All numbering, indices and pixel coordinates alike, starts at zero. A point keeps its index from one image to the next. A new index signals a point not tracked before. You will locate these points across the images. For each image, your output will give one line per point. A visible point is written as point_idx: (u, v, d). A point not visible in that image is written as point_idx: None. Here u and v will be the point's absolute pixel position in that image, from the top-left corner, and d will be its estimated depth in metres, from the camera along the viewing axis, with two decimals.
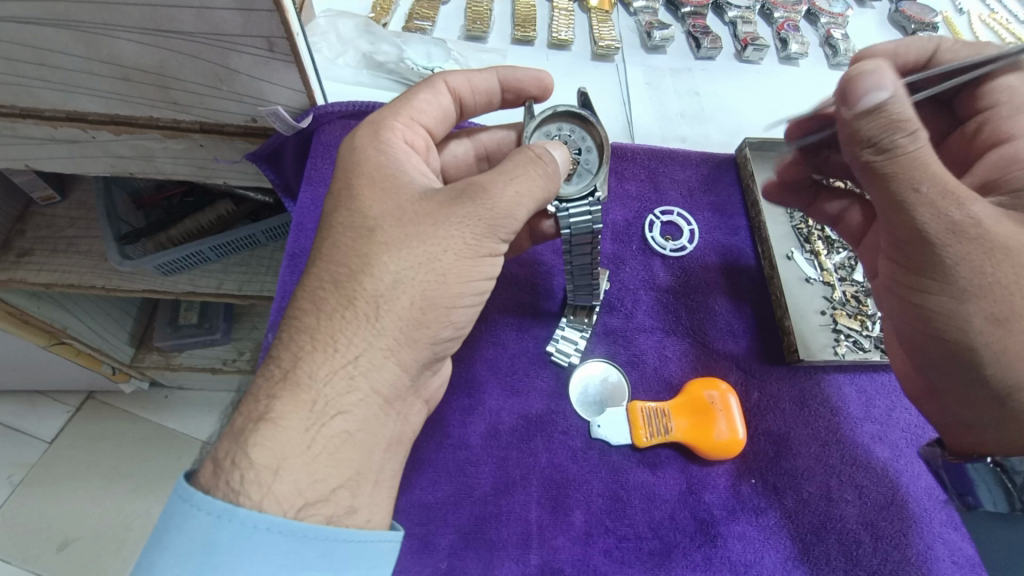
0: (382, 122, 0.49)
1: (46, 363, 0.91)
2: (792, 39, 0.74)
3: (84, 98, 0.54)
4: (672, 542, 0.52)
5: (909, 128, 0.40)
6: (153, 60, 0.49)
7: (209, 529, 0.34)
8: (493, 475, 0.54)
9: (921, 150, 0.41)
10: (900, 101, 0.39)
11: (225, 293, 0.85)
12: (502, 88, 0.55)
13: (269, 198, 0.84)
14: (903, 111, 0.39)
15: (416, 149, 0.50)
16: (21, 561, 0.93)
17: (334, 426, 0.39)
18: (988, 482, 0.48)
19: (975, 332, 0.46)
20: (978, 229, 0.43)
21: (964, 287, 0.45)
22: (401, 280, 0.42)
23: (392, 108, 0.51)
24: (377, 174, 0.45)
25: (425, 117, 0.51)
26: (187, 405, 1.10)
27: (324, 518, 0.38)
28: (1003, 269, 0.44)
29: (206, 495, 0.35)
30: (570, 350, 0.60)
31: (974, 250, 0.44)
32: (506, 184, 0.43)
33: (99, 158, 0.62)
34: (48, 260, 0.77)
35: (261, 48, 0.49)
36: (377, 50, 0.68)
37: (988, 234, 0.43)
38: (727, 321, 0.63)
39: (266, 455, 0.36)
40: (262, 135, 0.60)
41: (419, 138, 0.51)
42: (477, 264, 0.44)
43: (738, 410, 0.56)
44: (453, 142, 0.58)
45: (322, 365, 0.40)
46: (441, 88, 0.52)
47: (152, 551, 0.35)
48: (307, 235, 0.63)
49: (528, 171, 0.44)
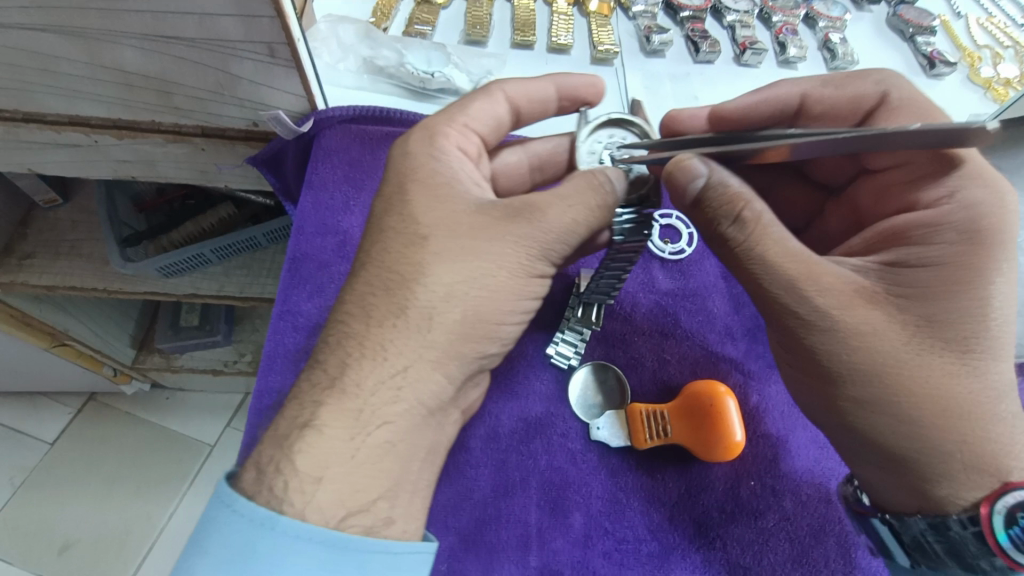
0: (436, 128, 0.48)
1: (48, 366, 0.91)
2: (790, 44, 0.75)
3: (87, 103, 0.54)
4: (670, 545, 0.53)
5: (738, 209, 0.42)
6: (155, 66, 0.49)
7: (249, 535, 0.36)
8: (493, 478, 0.54)
9: (762, 228, 0.42)
10: (711, 186, 0.42)
11: (226, 296, 0.86)
12: (558, 97, 0.54)
13: (270, 201, 0.84)
14: (720, 194, 0.42)
15: (472, 156, 0.49)
16: (23, 562, 0.93)
17: (378, 436, 0.40)
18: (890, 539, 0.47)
19: (846, 415, 0.43)
20: (826, 319, 0.41)
21: (829, 373, 0.43)
22: (410, 272, 0.42)
23: (445, 114, 0.50)
24: (429, 181, 0.45)
25: (479, 123, 0.51)
26: (188, 408, 1.10)
27: (362, 529, 0.39)
28: (866, 354, 0.41)
29: (250, 501, 0.37)
30: (570, 353, 0.60)
31: (832, 340, 0.42)
32: (563, 207, 0.43)
33: (101, 163, 0.63)
34: (50, 264, 0.77)
35: (262, 54, 0.49)
36: (377, 55, 0.68)
37: (842, 323, 0.41)
38: (725, 324, 0.63)
39: (309, 463, 0.38)
40: (263, 140, 0.61)
41: (472, 145, 0.50)
42: (496, 253, 0.42)
43: (736, 413, 0.54)
44: (506, 151, 0.56)
45: (370, 374, 0.40)
46: (497, 95, 0.51)
47: (194, 554, 0.37)
48: (308, 238, 0.63)
49: (587, 189, 0.43)
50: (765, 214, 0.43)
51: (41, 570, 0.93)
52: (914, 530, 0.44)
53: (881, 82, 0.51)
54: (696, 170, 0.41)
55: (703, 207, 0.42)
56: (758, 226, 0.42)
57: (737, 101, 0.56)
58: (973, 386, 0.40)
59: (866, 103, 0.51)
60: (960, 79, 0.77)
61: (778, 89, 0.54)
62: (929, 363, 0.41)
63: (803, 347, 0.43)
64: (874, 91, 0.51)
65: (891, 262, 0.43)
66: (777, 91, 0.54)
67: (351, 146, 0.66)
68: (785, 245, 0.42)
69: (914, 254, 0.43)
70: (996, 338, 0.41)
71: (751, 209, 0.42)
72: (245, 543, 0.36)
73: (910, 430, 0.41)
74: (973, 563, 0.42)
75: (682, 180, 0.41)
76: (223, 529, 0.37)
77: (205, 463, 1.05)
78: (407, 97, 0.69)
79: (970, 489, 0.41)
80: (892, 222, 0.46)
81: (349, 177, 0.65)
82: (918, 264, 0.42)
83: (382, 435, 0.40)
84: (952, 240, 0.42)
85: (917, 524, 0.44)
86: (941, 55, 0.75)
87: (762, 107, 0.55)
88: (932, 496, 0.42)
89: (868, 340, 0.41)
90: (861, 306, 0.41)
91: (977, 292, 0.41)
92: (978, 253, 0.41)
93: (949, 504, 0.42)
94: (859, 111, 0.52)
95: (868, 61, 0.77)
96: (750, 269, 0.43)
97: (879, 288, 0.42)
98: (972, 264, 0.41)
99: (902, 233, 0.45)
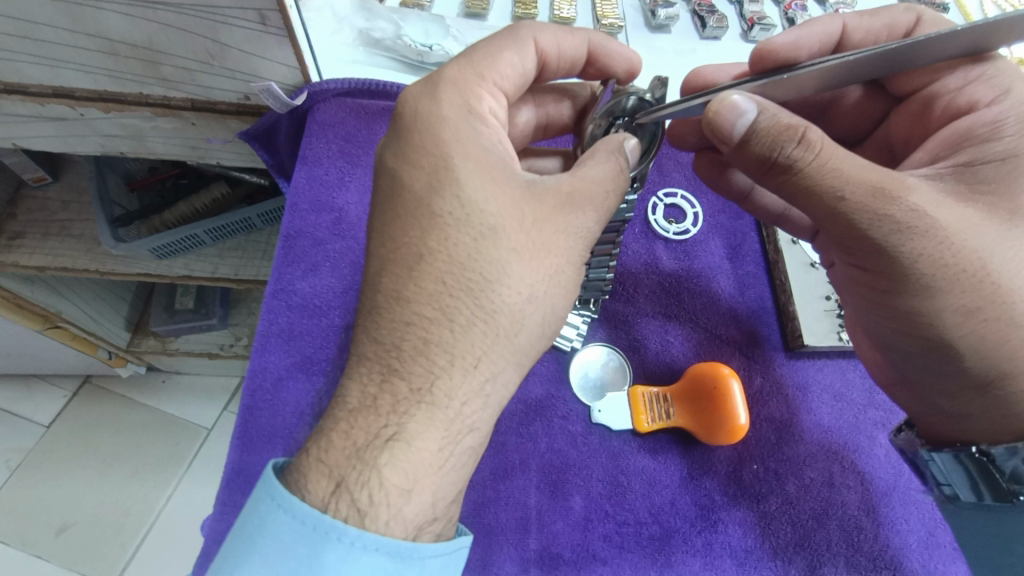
0: (468, 86, 0.44)
1: (41, 347, 0.90)
2: (800, 19, 0.72)
3: (71, 73, 0.52)
4: (672, 528, 0.52)
5: (795, 138, 0.39)
6: (141, 33, 0.47)
7: (302, 540, 0.33)
8: (493, 460, 0.53)
9: (823, 152, 0.39)
10: (766, 114, 0.39)
11: (220, 278, 0.84)
12: (588, 59, 0.52)
13: (264, 180, 0.82)
14: (779, 121, 0.39)
15: (501, 117, 0.46)
16: (20, 545, 0.93)
17: (465, 444, 0.37)
18: (963, 472, 0.47)
19: (946, 327, 0.42)
20: (923, 221, 0.39)
21: (929, 283, 0.41)
22: (408, 246, 0.39)
23: (472, 67, 0.45)
24: (469, 147, 0.41)
25: (509, 82, 0.47)
26: (184, 391, 1.09)
27: (434, 536, 0.37)
28: (961, 259, 0.40)
29: (304, 503, 0.34)
30: (573, 334, 0.58)
31: (928, 245, 0.40)
32: (594, 182, 0.42)
33: (88, 137, 0.60)
34: (40, 244, 0.75)
35: (253, 22, 0.47)
36: (373, 27, 0.65)
37: (937, 223, 0.39)
38: (729, 305, 0.62)
39: (401, 476, 0.35)
40: (255, 114, 0.59)
41: (503, 107, 0.47)
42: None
43: (740, 395, 0.53)
44: (521, 110, 0.55)
45: (462, 384, 0.37)
46: (530, 52, 0.48)
47: (240, 554, 0.34)
48: (302, 215, 0.61)
49: (614, 164, 0.43)
50: (827, 136, 0.40)
51: (39, 552, 0.93)
52: (1005, 464, 0.44)
53: (909, 11, 0.54)
54: (742, 104, 0.39)
55: (755, 143, 0.40)
56: (825, 147, 0.39)
57: (783, 37, 0.52)
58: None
59: (902, 28, 0.54)
60: None
61: (819, 22, 0.53)
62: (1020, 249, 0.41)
63: (893, 261, 0.41)
64: (907, 18, 0.54)
65: (964, 163, 0.43)
66: (823, 24, 0.53)
67: (346, 119, 0.64)
68: (855, 160, 0.40)
69: (985, 152, 0.43)
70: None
71: (813, 131, 0.39)
72: (299, 549, 0.33)
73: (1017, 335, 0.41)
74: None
75: (729, 118, 0.38)
76: (270, 527, 0.33)
77: (203, 446, 1.04)
78: (403, 71, 0.67)
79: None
80: (956, 126, 0.46)
81: (344, 152, 0.64)
82: (993, 159, 0.43)
83: None
84: (1019, 134, 0.43)
85: (1008, 457, 0.43)
86: None
87: (806, 40, 0.52)
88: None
89: (964, 237, 0.40)
90: (952, 203, 0.41)
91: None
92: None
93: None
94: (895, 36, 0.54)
95: None
96: (824, 196, 0.40)
97: (958, 189, 0.42)
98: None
99: (969, 134, 0.45)
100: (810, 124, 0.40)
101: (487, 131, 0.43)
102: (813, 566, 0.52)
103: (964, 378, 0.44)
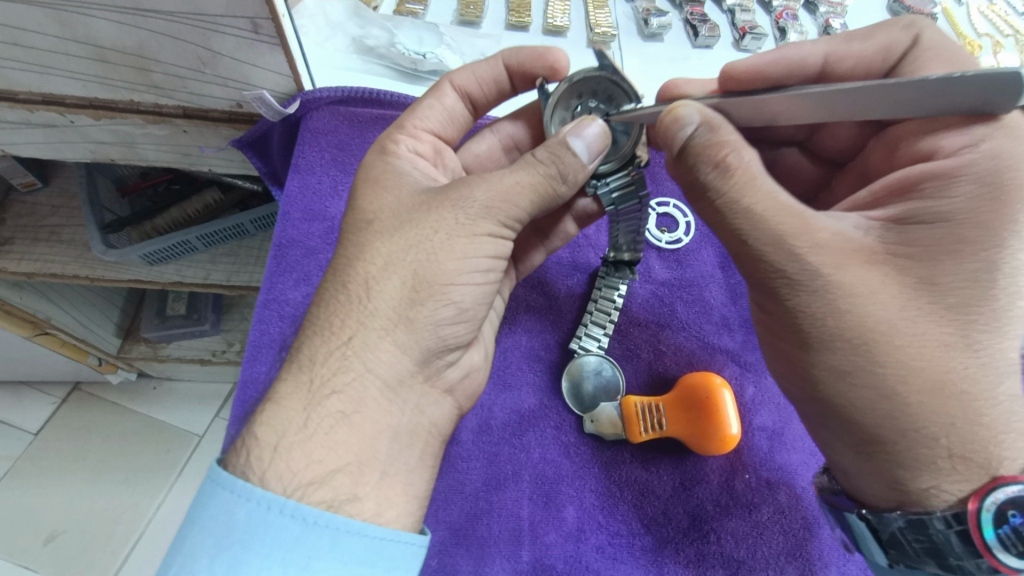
0: (388, 138, 0.50)
1: (31, 354, 0.89)
2: (790, 29, 0.72)
3: (61, 80, 0.51)
4: (664, 538, 0.52)
5: (723, 160, 0.39)
6: (132, 41, 0.47)
7: (295, 535, 0.33)
8: (484, 471, 0.53)
9: (750, 176, 0.40)
10: (703, 131, 0.40)
11: (213, 284, 0.84)
12: (511, 76, 0.54)
13: (257, 187, 0.82)
14: (708, 141, 0.39)
15: (424, 153, 0.52)
16: (7, 555, 0.91)
17: None
18: (863, 533, 0.44)
19: (820, 383, 0.41)
20: (818, 279, 0.39)
21: (818, 350, 0.40)
22: (390, 262, 0.41)
23: (393, 123, 0.52)
24: (371, 178, 0.46)
25: (428, 122, 0.53)
26: (176, 398, 1.08)
27: None
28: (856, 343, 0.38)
29: (299, 503, 0.34)
30: (594, 347, 0.58)
31: (826, 309, 0.39)
32: (500, 188, 0.42)
33: (78, 144, 0.60)
34: (29, 249, 0.75)
35: (245, 30, 0.47)
36: (366, 34, 0.66)
37: (834, 284, 0.38)
38: (722, 315, 0.62)
39: None
40: (247, 122, 0.59)
41: (426, 145, 0.52)
42: (474, 242, 0.41)
43: (732, 405, 0.52)
44: (477, 141, 0.58)
45: None
46: (447, 89, 0.54)
47: (229, 565, 0.33)
48: (294, 224, 0.61)
49: (529, 171, 0.42)
50: (752, 162, 0.40)
51: (26, 561, 0.91)
52: (892, 526, 0.40)
53: (910, 27, 0.50)
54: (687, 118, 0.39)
55: (687, 157, 0.40)
56: (742, 175, 0.39)
57: (757, 56, 0.53)
58: (970, 364, 0.38)
59: (898, 50, 0.50)
60: None
61: (796, 49, 0.52)
62: (915, 327, 0.38)
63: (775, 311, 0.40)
64: (904, 36, 0.50)
65: (897, 218, 0.41)
66: (801, 49, 0.52)
67: (340, 128, 0.64)
68: (777, 199, 0.40)
69: None
70: (1010, 314, 0.38)
71: (738, 157, 0.40)
72: (292, 548, 0.33)
73: (893, 408, 0.38)
74: (957, 564, 0.37)
75: (670, 129, 0.40)
76: (208, 511, 0.34)
77: (195, 452, 1.03)
78: (398, 79, 0.67)
79: (955, 480, 0.37)
80: (904, 174, 0.43)
81: (336, 161, 0.64)
82: (925, 221, 0.40)
83: (358, 425, 0.38)
84: (968, 196, 0.40)
85: (895, 521, 0.40)
86: None
87: (777, 67, 0.52)
88: (908, 488, 0.39)
89: (858, 302, 0.38)
90: (860, 264, 0.39)
91: (980, 256, 0.39)
92: (998, 210, 0.39)
93: (932, 496, 0.38)
94: (889, 58, 0.51)
95: None
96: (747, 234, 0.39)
97: (879, 246, 0.40)
98: (986, 223, 0.39)
99: (913, 184, 0.42)
100: (746, 153, 0.40)
101: (408, 162, 0.48)
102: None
103: (851, 441, 0.41)
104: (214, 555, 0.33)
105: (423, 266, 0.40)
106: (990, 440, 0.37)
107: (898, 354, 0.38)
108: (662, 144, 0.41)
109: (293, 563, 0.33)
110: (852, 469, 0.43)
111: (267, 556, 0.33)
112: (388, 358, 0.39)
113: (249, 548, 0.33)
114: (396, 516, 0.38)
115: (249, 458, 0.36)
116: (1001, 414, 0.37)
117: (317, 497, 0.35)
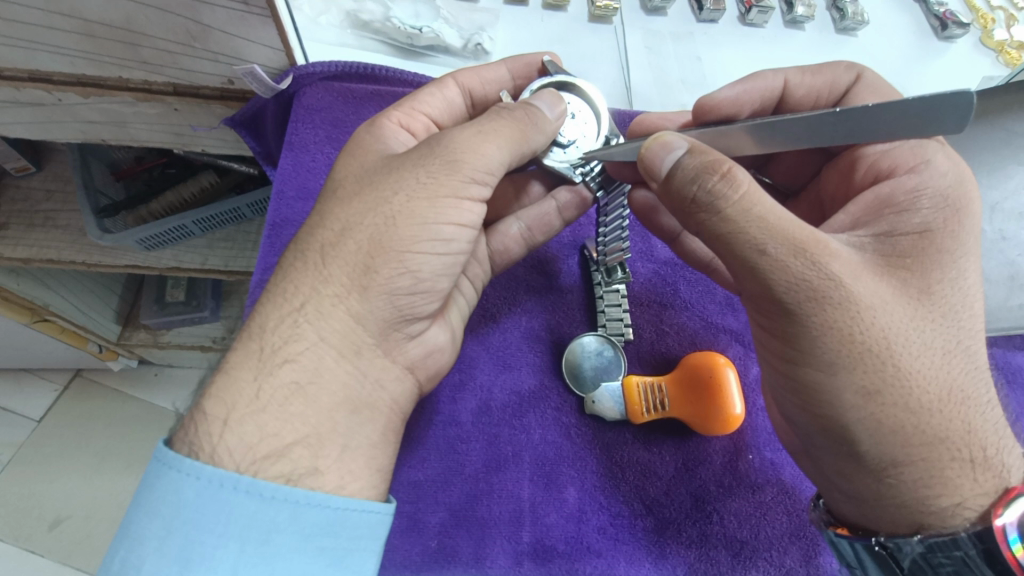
0: (381, 112, 0.49)
1: (32, 341, 0.88)
2: (799, 1, 0.69)
3: (47, 56, 0.49)
4: (667, 518, 0.52)
5: (723, 171, 0.37)
6: (119, 15, 0.45)
7: (252, 511, 0.33)
8: (484, 452, 0.53)
9: (755, 193, 0.37)
10: (692, 151, 0.39)
11: (211, 269, 0.83)
12: (513, 78, 0.55)
13: (253, 169, 0.81)
14: (701, 156, 0.38)
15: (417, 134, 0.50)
16: (13, 539, 0.92)
17: None
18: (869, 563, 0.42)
19: (828, 403, 0.39)
20: (845, 285, 0.37)
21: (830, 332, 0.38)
22: (371, 225, 0.40)
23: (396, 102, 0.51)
24: (360, 148, 0.46)
25: (434, 109, 0.52)
26: (176, 384, 1.08)
27: None
28: (872, 323, 0.37)
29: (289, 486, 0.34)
30: (620, 327, 0.57)
31: (847, 312, 0.37)
32: (473, 140, 0.41)
33: (69, 123, 0.59)
34: (24, 235, 0.74)
35: (235, 1, 0.45)
36: (361, 8, 0.64)
37: (853, 296, 0.37)
38: (725, 295, 0.61)
39: None
40: (240, 99, 0.57)
41: (418, 126, 0.50)
42: (436, 205, 0.40)
43: (736, 384, 0.52)
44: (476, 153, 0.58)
45: None
46: (449, 83, 0.53)
47: (194, 549, 0.32)
48: (288, 203, 0.60)
49: (492, 120, 0.42)
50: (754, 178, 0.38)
51: (33, 546, 0.91)
52: (912, 553, 0.38)
53: (851, 67, 0.51)
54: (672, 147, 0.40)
55: (681, 174, 0.38)
56: (749, 187, 0.37)
57: (727, 92, 0.50)
58: (958, 373, 0.38)
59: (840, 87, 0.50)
60: (971, 42, 0.71)
61: (761, 78, 0.51)
62: (914, 346, 0.37)
63: (780, 296, 0.37)
64: (847, 76, 0.50)
65: (883, 234, 0.40)
66: (765, 79, 0.51)
67: (333, 104, 0.62)
68: (786, 214, 0.37)
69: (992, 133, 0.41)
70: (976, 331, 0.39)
71: (738, 172, 0.37)
72: (254, 524, 0.33)
73: (906, 425, 0.37)
74: None
75: (658, 154, 0.39)
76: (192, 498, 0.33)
77: None
78: (393, 54, 0.66)
79: (977, 495, 0.37)
80: (876, 193, 0.42)
81: (332, 138, 0.62)
82: (910, 232, 0.40)
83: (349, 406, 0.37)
84: (935, 207, 0.40)
85: (915, 547, 0.38)
86: (955, 14, 0.69)
87: (748, 97, 0.51)
88: (910, 503, 0.38)
89: (877, 314, 0.37)
90: (870, 276, 0.37)
91: (956, 264, 0.39)
92: (960, 223, 0.40)
93: (952, 517, 0.37)
94: (836, 93, 0.51)
95: (877, 20, 0.71)
96: (754, 235, 0.37)
97: (875, 260, 0.39)
98: (955, 234, 0.40)
99: (887, 202, 0.42)
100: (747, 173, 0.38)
101: (391, 138, 0.47)
102: (808, 557, 0.51)
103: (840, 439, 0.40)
104: (163, 536, 0.32)
105: (389, 230, 0.39)
106: (999, 448, 0.38)
107: (906, 340, 0.37)
108: (651, 175, 0.41)
109: (253, 536, 0.33)
110: (838, 474, 0.42)
111: (222, 536, 0.32)
112: (343, 326, 0.39)
113: (202, 527, 0.32)
114: (361, 487, 0.37)
115: (205, 431, 0.34)
116: (981, 423, 0.38)
117: (274, 471, 0.34)
